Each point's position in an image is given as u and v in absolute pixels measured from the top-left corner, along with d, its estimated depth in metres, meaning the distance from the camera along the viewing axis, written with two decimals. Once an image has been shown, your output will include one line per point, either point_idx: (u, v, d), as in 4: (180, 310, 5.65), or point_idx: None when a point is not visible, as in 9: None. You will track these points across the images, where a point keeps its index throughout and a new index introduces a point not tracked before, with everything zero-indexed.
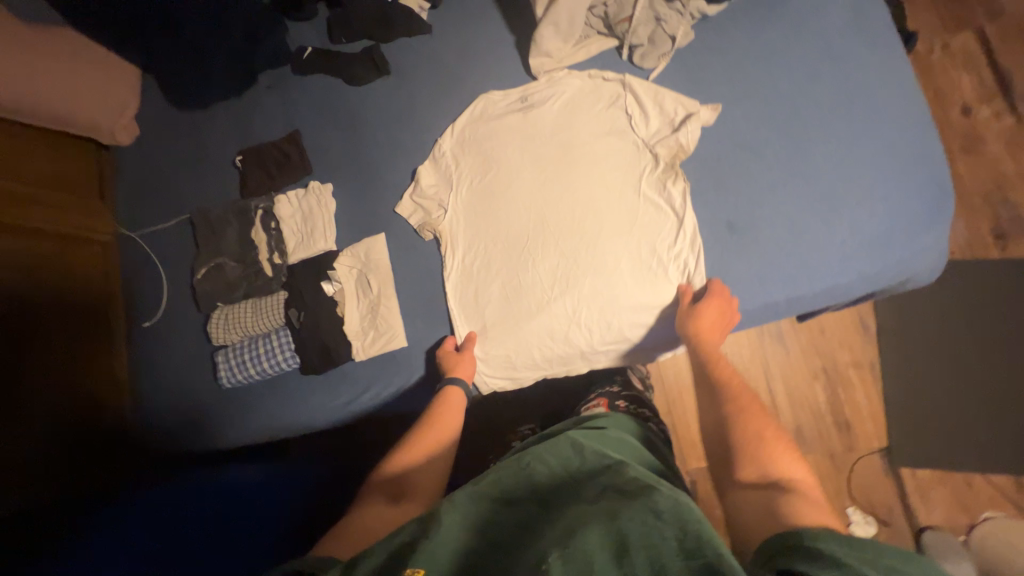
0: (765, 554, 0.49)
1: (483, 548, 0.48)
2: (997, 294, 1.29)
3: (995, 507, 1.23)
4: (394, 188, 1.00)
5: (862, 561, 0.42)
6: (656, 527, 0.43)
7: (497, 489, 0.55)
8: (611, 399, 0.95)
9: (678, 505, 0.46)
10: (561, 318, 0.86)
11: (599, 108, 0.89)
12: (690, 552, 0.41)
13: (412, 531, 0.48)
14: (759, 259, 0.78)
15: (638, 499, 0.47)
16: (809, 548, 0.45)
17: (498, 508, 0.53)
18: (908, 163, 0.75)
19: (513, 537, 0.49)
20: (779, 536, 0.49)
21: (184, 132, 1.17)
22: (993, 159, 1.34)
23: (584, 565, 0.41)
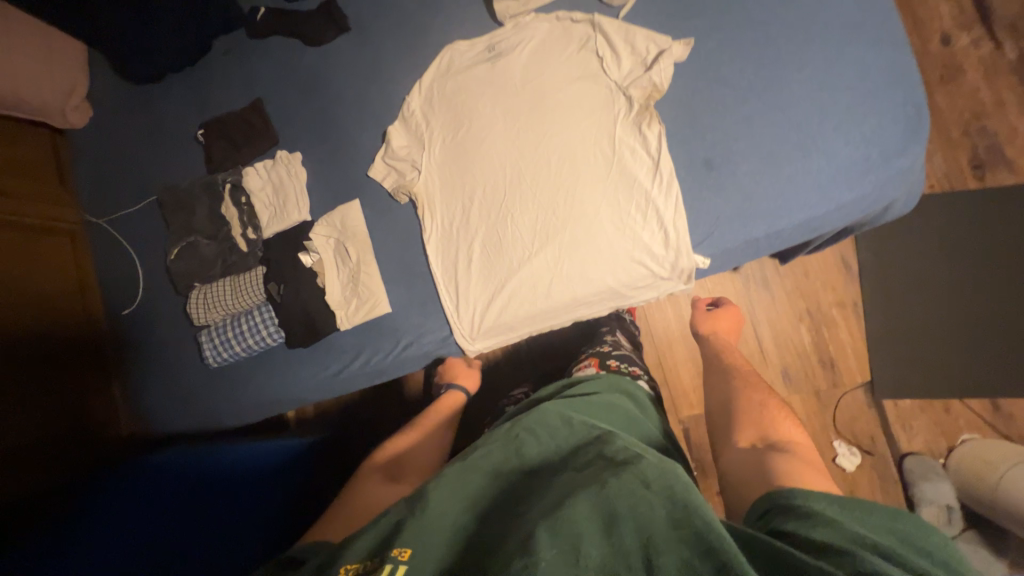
0: (752, 515, 0.49)
1: (475, 526, 0.49)
2: (974, 223, 1.31)
3: (972, 430, 1.28)
4: (365, 151, 0.97)
5: (852, 520, 0.42)
6: (644, 496, 0.44)
7: (487, 466, 0.56)
8: (602, 359, 0.94)
9: (665, 475, 0.46)
10: (543, 277, 0.85)
11: (569, 53, 0.86)
12: (679, 522, 0.41)
13: (401, 512, 0.49)
14: (736, 196, 0.77)
15: (626, 470, 0.47)
16: (799, 506, 0.45)
17: (489, 484, 0.54)
18: (883, 84, 0.73)
19: (505, 517, 0.49)
20: (768, 497, 0.50)
21: (142, 109, 1.11)
22: (970, 88, 1.33)
23: (573, 540, 0.41)
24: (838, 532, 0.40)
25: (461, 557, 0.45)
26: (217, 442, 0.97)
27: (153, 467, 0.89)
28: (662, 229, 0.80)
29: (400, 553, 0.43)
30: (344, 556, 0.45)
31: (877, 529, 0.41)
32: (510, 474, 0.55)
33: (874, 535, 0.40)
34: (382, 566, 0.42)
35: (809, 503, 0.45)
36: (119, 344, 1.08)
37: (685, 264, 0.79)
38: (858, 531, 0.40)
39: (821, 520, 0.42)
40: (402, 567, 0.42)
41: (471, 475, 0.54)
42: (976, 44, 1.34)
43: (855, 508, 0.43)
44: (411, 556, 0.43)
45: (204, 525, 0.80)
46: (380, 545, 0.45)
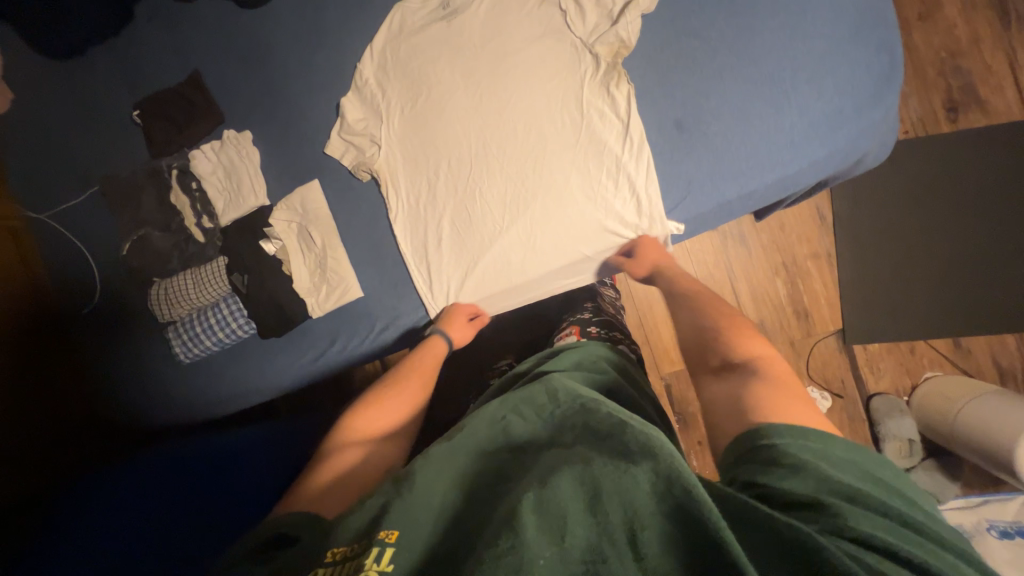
0: (726, 460, 0.47)
1: (462, 509, 0.48)
2: (944, 167, 1.32)
3: (934, 367, 1.34)
4: (319, 126, 0.91)
5: (817, 457, 0.43)
6: (628, 472, 0.41)
7: (471, 446, 0.53)
8: (583, 326, 0.94)
9: (651, 443, 0.43)
10: (516, 250, 0.83)
11: (530, 7, 0.79)
12: (662, 495, 0.39)
13: (387, 492, 0.48)
14: (708, 158, 0.74)
15: (611, 444, 0.45)
16: (768, 448, 0.44)
17: (474, 463, 0.52)
18: (857, 31, 0.70)
19: (491, 499, 0.47)
20: (737, 438, 0.48)
21: (67, 88, 1.01)
22: (947, 25, 1.29)
23: (558, 522, 0.40)
24: (821, 484, 0.40)
25: (446, 542, 0.45)
26: (203, 437, 0.96)
27: (141, 464, 0.88)
28: (635, 195, 0.78)
29: (387, 536, 0.43)
30: (330, 546, 0.46)
31: (840, 465, 0.43)
32: (496, 453, 0.53)
33: (843, 474, 0.42)
34: (368, 551, 0.43)
35: (777, 443, 0.44)
36: (71, 348, 1.00)
37: (658, 232, 0.78)
38: (829, 476, 0.41)
39: (792, 465, 0.42)
40: (389, 550, 0.42)
41: (455, 456, 0.52)
42: None
43: (815, 441, 0.44)
44: (398, 537, 0.43)
45: (193, 511, 0.79)
46: (372, 523, 0.46)
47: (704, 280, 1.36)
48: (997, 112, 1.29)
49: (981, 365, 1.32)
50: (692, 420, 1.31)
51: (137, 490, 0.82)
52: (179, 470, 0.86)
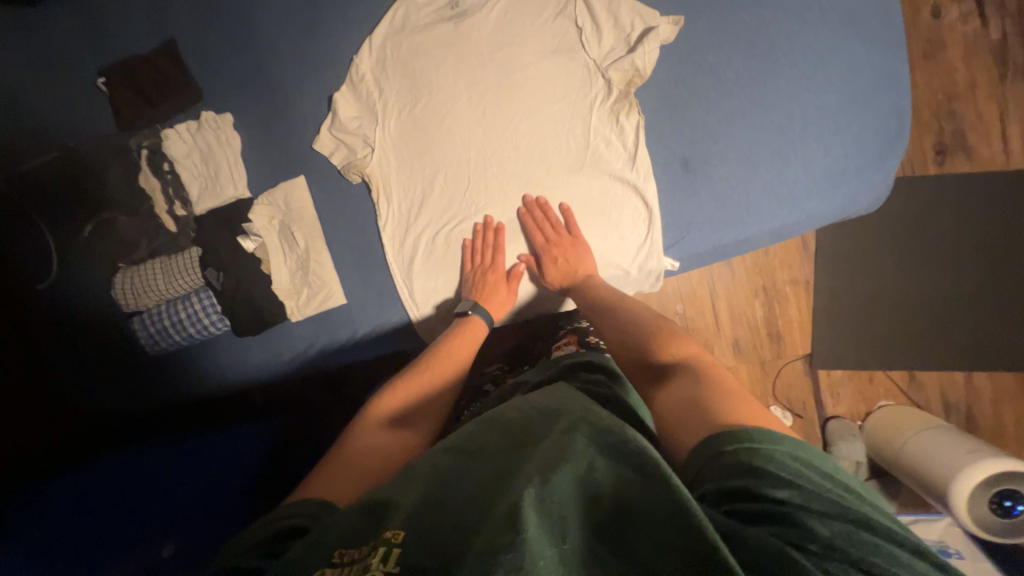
0: (700, 456, 0.46)
1: (455, 498, 0.44)
2: (924, 207, 1.36)
3: (888, 397, 1.42)
4: (308, 118, 0.85)
5: (802, 471, 0.43)
6: (626, 475, 0.43)
7: (458, 446, 0.51)
8: (581, 336, 0.82)
9: (640, 453, 0.44)
10: (490, 245, 0.81)
11: (545, 18, 0.75)
12: (666, 498, 0.39)
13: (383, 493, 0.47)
14: (710, 201, 0.74)
15: (604, 449, 0.46)
16: (732, 457, 0.44)
17: (460, 456, 0.49)
18: (870, 91, 0.69)
19: (489, 488, 0.44)
20: (697, 448, 0.47)
21: (15, 38, 0.89)
22: (949, 67, 1.30)
23: (558, 520, 0.40)
24: (808, 499, 0.40)
25: (440, 524, 0.41)
26: (171, 440, 0.90)
27: (110, 476, 0.84)
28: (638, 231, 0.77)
29: (394, 537, 0.41)
30: (330, 544, 0.43)
31: (796, 465, 0.43)
32: (484, 445, 0.50)
33: (820, 486, 0.42)
34: (373, 552, 0.40)
35: (744, 447, 0.44)
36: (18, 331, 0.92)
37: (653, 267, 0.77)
38: (787, 481, 0.41)
39: (758, 474, 0.41)
40: (397, 549, 0.40)
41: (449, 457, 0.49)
42: (964, 19, 1.29)
43: (797, 451, 0.45)
44: (404, 536, 0.41)
45: (174, 508, 0.79)
46: (362, 531, 0.43)
47: (686, 296, 1.38)
48: (982, 161, 1.33)
49: (931, 398, 1.41)
50: None
51: (113, 511, 0.79)
52: (154, 465, 0.85)
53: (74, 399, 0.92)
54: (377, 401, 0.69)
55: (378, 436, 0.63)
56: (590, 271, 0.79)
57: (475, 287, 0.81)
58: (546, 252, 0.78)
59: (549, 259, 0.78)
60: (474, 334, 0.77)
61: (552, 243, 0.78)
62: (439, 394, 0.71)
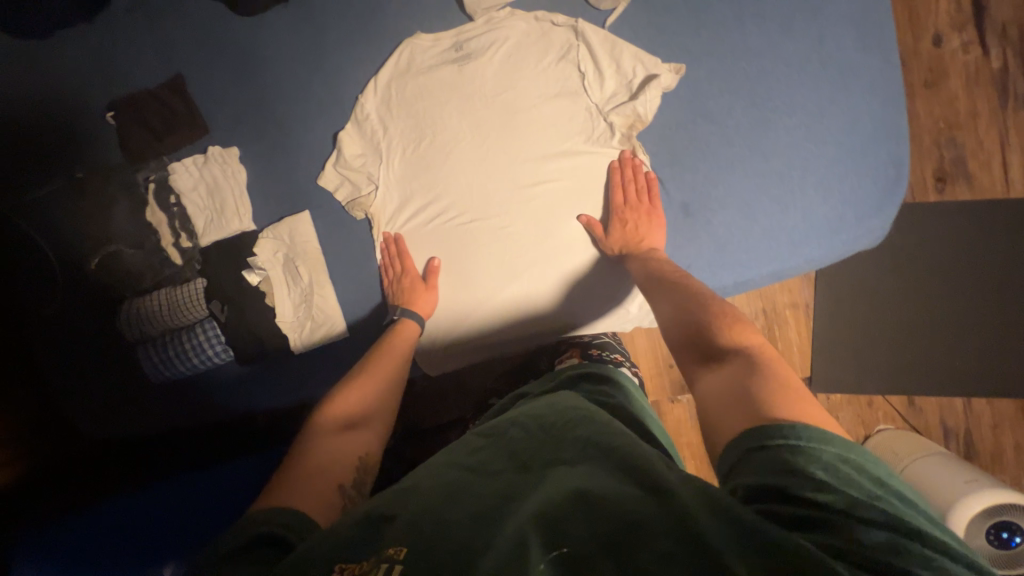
0: (743, 450, 0.46)
1: (460, 511, 0.46)
2: (924, 233, 1.36)
3: (887, 420, 1.42)
4: (313, 153, 0.86)
5: (848, 474, 0.42)
6: (632, 492, 0.44)
7: (468, 459, 0.53)
8: (584, 348, 0.78)
9: (642, 464, 0.46)
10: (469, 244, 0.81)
11: (548, 62, 0.75)
12: (669, 518, 0.40)
13: (391, 505, 0.48)
14: (711, 245, 0.74)
15: (614, 463, 0.48)
16: (775, 453, 0.44)
17: (472, 469, 0.51)
18: (868, 141, 0.70)
19: (494, 504, 0.46)
20: (743, 436, 0.47)
21: (25, 70, 0.90)
22: (950, 95, 1.31)
23: (558, 532, 0.42)
24: (854, 504, 0.40)
25: (440, 537, 0.43)
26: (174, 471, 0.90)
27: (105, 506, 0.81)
28: None
29: (396, 554, 0.42)
30: (336, 551, 0.44)
31: (841, 470, 0.42)
32: (496, 459, 0.52)
33: (868, 490, 0.41)
34: (375, 567, 0.42)
35: (789, 443, 0.44)
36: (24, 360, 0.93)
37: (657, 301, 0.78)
38: (823, 483, 0.41)
39: (794, 473, 0.42)
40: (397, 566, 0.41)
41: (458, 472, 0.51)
42: (965, 48, 1.30)
43: (844, 450, 0.44)
44: (406, 551, 0.42)
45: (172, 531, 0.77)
46: (371, 545, 0.44)
47: None
48: (983, 189, 1.34)
49: (929, 423, 1.41)
50: None
51: (109, 540, 0.76)
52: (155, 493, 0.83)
53: (78, 426, 0.92)
54: (324, 405, 0.69)
55: (331, 441, 0.63)
56: (658, 246, 0.74)
57: (398, 293, 0.81)
58: (618, 214, 0.74)
59: (617, 221, 0.74)
60: (407, 337, 0.78)
61: (628, 207, 0.75)
62: (385, 394, 0.73)
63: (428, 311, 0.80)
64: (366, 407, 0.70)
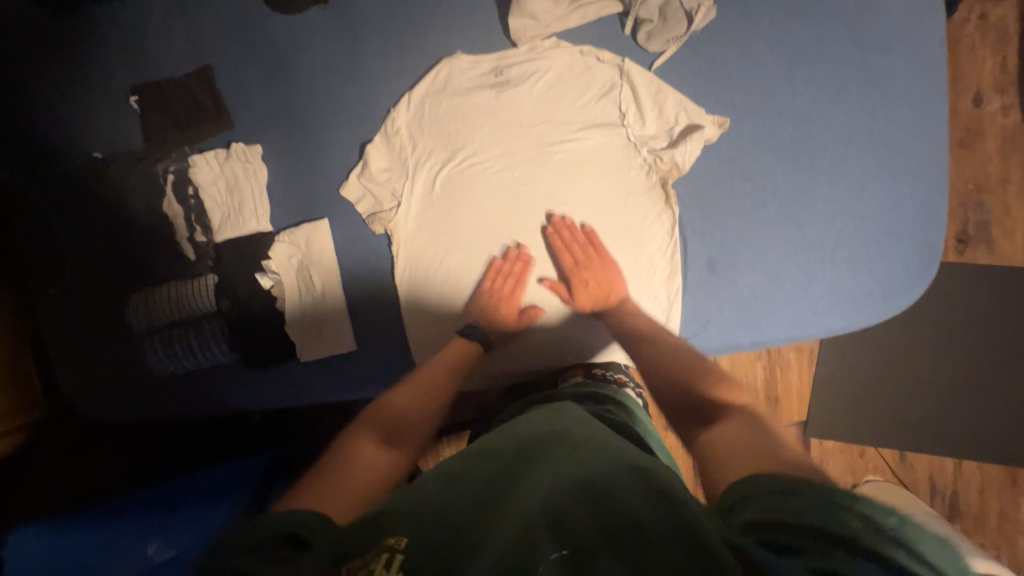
0: (744, 489, 0.46)
1: (461, 501, 0.44)
2: (938, 292, 1.35)
3: (876, 472, 1.43)
4: (338, 161, 0.84)
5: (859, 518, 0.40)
6: (632, 494, 0.43)
7: (474, 454, 0.51)
8: (589, 365, 0.77)
9: (656, 485, 0.44)
10: (512, 274, 0.79)
11: (589, 97, 0.73)
12: (669, 523, 0.40)
13: (393, 495, 0.47)
14: (732, 305, 0.73)
15: (628, 481, 0.45)
16: (775, 495, 0.43)
17: (470, 461, 0.50)
18: (904, 219, 0.68)
19: (491, 495, 0.45)
20: (746, 480, 0.47)
21: (51, 42, 0.87)
22: (983, 158, 1.29)
23: (558, 528, 0.41)
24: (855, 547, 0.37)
25: (443, 524, 0.42)
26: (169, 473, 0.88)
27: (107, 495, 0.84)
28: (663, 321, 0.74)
29: (395, 542, 0.40)
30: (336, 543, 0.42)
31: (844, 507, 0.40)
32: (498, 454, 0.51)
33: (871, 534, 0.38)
34: (378, 556, 0.39)
35: (790, 488, 0.43)
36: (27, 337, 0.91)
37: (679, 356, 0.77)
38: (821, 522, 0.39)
39: (787, 508, 0.41)
40: (399, 551, 0.39)
41: (461, 468, 0.48)
42: (1004, 111, 1.27)
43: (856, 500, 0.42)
44: (409, 543, 0.40)
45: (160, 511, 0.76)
46: (371, 521, 0.43)
47: None
48: (1003, 255, 1.32)
49: (917, 479, 1.42)
50: None
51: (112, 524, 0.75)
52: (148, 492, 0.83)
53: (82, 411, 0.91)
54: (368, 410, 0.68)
55: (377, 452, 0.61)
56: (623, 294, 0.74)
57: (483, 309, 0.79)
58: (577, 275, 0.73)
59: (578, 282, 0.74)
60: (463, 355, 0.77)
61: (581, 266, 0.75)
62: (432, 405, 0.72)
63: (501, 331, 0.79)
64: (417, 420, 0.69)
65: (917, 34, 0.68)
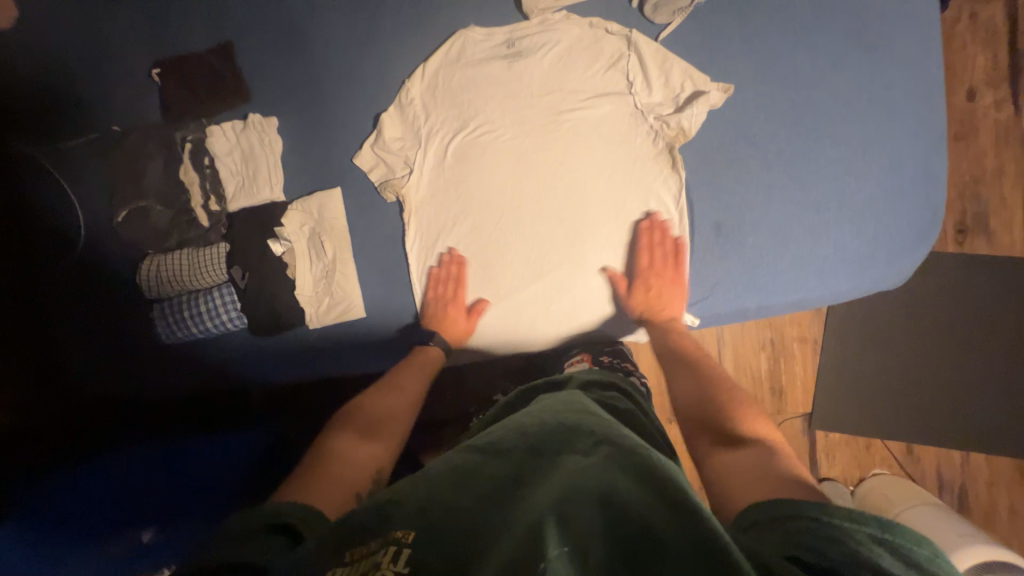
0: (769, 515, 0.45)
1: (475, 499, 0.44)
2: (939, 282, 1.37)
3: (883, 466, 1.41)
4: (353, 132, 0.86)
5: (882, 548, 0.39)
6: (649, 498, 0.42)
7: (483, 448, 0.51)
8: (595, 354, 0.79)
9: (663, 481, 0.43)
10: (451, 277, 0.83)
11: (597, 68, 0.76)
12: (687, 527, 0.39)
13: (403, 491, 0.46)
14: (738, 267, 0.75)
15: (637, 478, 0.44)
16: (796, 522, 0.42)
17: (484, 457, 0.49)
18: (906, 182, 0.70)
19: (504, 490, 0.45)
20: (767, 506, 0.46)
21: (78, 19, 0.90)
22: (978, 151, 1.32)
23: (578, 535, 0.39)
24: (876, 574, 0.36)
25: (455, 523, 0.41)
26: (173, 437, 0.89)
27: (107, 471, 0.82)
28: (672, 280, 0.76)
29: (405, 537, 0.40)
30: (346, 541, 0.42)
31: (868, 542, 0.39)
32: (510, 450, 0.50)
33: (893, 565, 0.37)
34: (385, 549, 0.40)
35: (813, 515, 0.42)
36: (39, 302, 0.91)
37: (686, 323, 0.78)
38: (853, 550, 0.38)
39: (817, 535, 0.40)
40: (405, 546, 0.40)
41: (470, 463, 0.49)
42: (997, 105, 1.31)
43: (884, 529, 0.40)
44: (416, 538, 0.40)
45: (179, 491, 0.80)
46: (381, 521, 0.43)
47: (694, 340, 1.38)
48: (1002, 246, 1.34)
49: (925, 472, 1.40)
50: None
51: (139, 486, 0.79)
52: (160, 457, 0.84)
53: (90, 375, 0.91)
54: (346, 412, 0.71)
55: (358, 449, 0.64)
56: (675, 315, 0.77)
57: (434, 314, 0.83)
58: (644, 276, 0.76)
59: (641, 283, 0.77)
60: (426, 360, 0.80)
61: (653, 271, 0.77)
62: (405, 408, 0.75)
63: (456, 335, 0.82)
64: (389, 420, 0.72)
65: (912, 7, 0.71)
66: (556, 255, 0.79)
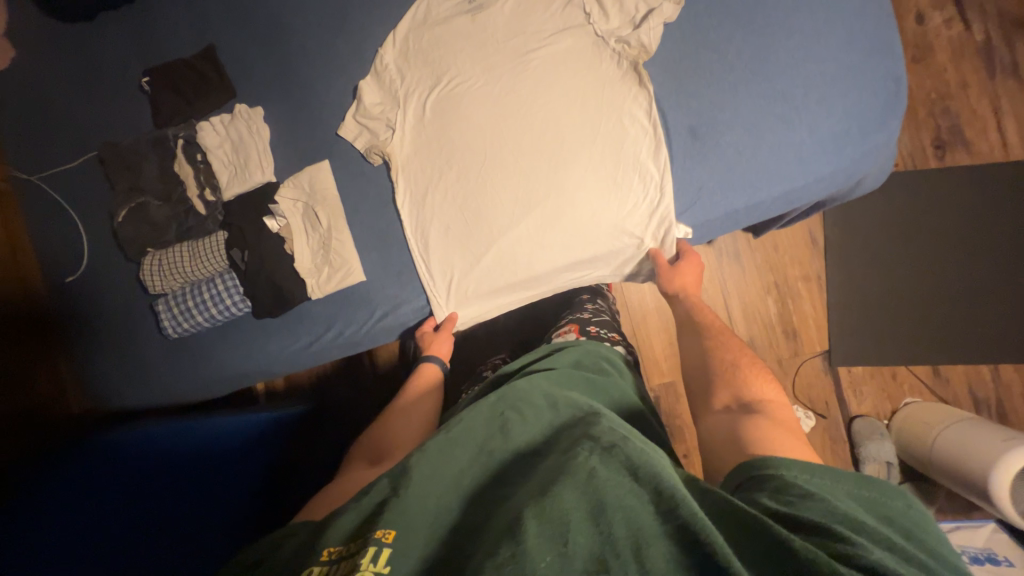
0: (745, 471, 0.46)
1: (465, 508, 0.45)
2: (930, 199, 1.38)
3: (914, 394, 1.37)
4: (335, 107, 0.90)
5: (865, 504, 0.40)
6: (631, 487, 0.40)
7: (470, 443, 0.50)
8: (582, 324, 0.88)
9: (656, 467, 0.41)
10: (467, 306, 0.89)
11: (554, 9, 0.81)
12: (666, 513, 0.37)
13: (384, 490, 0.45)
14: (719, 167, 0.77)
15: (613, 464, 0.42)
16: (783, 478, 0.42)
17: (469, 465, 0.48)
18: (863, 59, 0.74)
19: (489, 495, 0.45)
20: (744, 466, 0.47)
21: (72, 47, 0.96)
22: (939, 68, 1.36)
23: (560, 525, 0.38)
24: (865, 530, 0.36)
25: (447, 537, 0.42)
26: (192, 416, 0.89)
27: (107, 466, 0.77)
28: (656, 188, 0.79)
29: (383, 536, 0.39)
30: (323, 544, 0.41)
31: (844, 498, 0.40)
32: (495, 455, 0.49)
33: (874, 522, 0.38)
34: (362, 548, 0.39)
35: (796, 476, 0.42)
36: (46, 315, 0.92)
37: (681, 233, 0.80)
38: (835, 506, 0.38)
39: (799, 494, 0.40)
40: (387, 550, 0.39)
41: (455, 453, 0.48)
42: (947, 24, 1.37)
43: (866, 487, 0.41)
44: (396, 538, 0.40)
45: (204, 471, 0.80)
46: (363, 527, 0.42)
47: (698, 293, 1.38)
48: (981, 154, 1.37)
49: (957, 394, 1.36)
50: (675, 435, 1.24)
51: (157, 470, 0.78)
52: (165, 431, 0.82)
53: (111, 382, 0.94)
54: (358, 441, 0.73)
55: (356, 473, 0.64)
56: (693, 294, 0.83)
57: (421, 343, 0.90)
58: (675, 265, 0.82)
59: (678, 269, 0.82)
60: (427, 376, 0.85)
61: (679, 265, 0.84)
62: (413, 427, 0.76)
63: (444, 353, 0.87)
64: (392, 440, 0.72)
65: None
66: (541, 202, 0.81)
